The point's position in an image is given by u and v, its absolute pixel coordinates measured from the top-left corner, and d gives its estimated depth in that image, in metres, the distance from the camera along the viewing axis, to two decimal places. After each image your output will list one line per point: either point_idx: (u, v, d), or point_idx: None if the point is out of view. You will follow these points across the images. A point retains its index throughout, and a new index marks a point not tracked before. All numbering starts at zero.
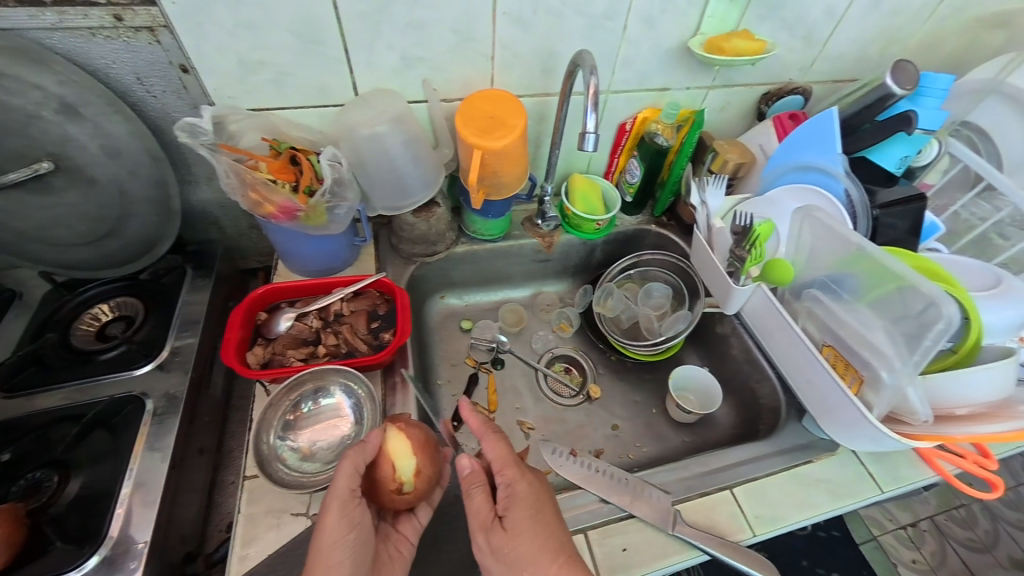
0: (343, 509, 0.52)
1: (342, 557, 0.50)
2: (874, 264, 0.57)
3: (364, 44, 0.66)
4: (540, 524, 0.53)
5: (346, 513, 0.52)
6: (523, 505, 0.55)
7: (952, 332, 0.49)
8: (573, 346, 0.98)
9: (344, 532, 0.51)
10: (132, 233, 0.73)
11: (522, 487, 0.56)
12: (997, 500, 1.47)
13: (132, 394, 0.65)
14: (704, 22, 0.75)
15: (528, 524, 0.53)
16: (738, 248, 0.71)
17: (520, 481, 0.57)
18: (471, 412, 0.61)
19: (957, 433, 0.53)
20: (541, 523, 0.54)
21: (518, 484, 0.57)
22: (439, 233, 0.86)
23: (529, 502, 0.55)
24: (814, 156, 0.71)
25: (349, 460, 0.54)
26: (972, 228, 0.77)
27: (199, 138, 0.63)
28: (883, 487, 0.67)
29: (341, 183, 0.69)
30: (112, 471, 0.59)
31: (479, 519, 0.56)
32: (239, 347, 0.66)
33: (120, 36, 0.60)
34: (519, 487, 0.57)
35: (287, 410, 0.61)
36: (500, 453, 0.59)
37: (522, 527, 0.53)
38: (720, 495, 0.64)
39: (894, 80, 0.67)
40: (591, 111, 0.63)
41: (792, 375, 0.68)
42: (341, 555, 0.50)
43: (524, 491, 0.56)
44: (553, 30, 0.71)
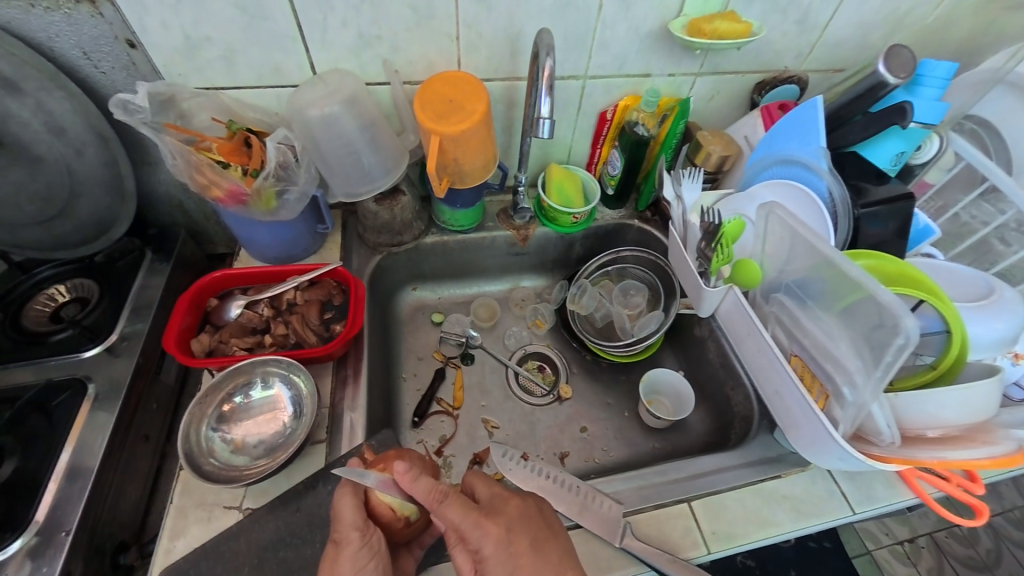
0: (362, 534, 0.50)
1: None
2: (830, 266, 0.53)
3: (316, 21, 0.63)
4: None
5: (366, 540, 0.50)
6: (495, 567, 0.49)
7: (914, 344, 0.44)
8: (546, 344, 0.95)
9: (366, 560, 0.49)
10: (85, 214, 0.71)
11: (489, 550, 0.49)
12: (1001, 517, 1.39)
13: (75, 378, 0.65)
14: (686, 2, 0.70)
15: None
16: (706, 247, 0.67)
17: (487, 542, 0.49)
18: (413, 483, 0.51)
19: (926, 457, 0.48)
20: None
21: (484, 548, 0.49)
22: (405, 223, 0.83)
23: (500, 563, 0.49)
24: (795, 148, 0.66)
25: (347, 494, 0.52)
26: (972, 232, 0.71)
27: (136, 115, 0.61)
28: (855, 508, 0.62)
29: (289, 168, 0.66)
30: (46, 455, 0.59)
31: None
32: (182, 336, 0.63)
33: (60, 7, 0.58)
34: (488, 550, 0.49)
35: (222, 401, 0.59)
36: (457, 517, 0.51)
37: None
38: (677, 507, 0.61)
39: (887, 67, 0.61)
40: (545, 94, 0.60)
41: (761, 384, 0.64)
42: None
43: (493, 553, 0.49)
44: (519, 8, 0.67)
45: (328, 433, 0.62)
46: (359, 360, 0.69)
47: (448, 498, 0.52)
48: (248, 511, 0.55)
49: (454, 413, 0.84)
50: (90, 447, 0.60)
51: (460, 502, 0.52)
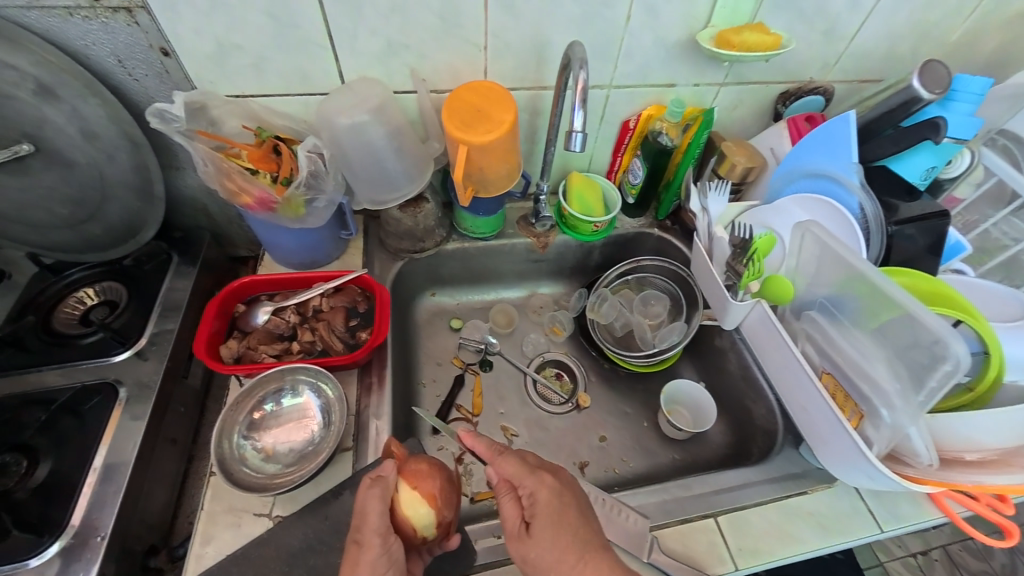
0: (384, 541, 0.50)
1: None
2: (871, 287, 0.52)
3: (346, 30, 0.64)
4: (565, 529, 0.50)
5: (386, 548, 0.50)
6: (545, 511, 0.51)
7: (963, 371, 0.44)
8: (564, 351, 0.95)
9: (383, 569, 0.49)
10: (114, 218, 0.72)
11: (541, 494, 0.52)
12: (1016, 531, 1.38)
13: (105, 382, 0.65)
14: (714, 13, 0.70)
15: (552, 532, 0.50)
16: (734, 262, 0.69)
17: (541, 488, 0.52)
18: (476, 437, 0.56)
19: (964, 480, 0.48)
20: (565, 529, 0.50)
21: (538, 492, 0.52)
22: (427, 230, 0.84)
23: (550, 507, 0.51)
24: (823, 162, 0.66)
25: (375, 497, 0.53)
26: (1002, 248, 0.70)
27: (172, 124, 0.61)
28: (882, 526, 0.62)
29: (319, 176, 0.66)
30: (79, 458, 0.59)
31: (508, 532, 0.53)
32: (212, 341, 0.64)
33: (97, 16, 0.58)
34: (540, 495, 0.52)
35: (252, 409, 0.60)
36: (514, 467, 0.55)
37: (545, 536, 0.50)
38: (703, 523, 0.61)
39: (921, 83, 0.61)
40: (578, 108, 0.59)
41: (788, 400, 0.64)
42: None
43: (545, 497, 0.52)
44: (547, 18, 0.67)
45: (354, 441, 0.62)
46: (383, 367, 0.69)
47: (507, 451, 0.56)
48: (278, 519, 0.56)
49: (473, 420, 0.84)
50: (120, 451, 0.60)
51: (518, 454, 0.56)
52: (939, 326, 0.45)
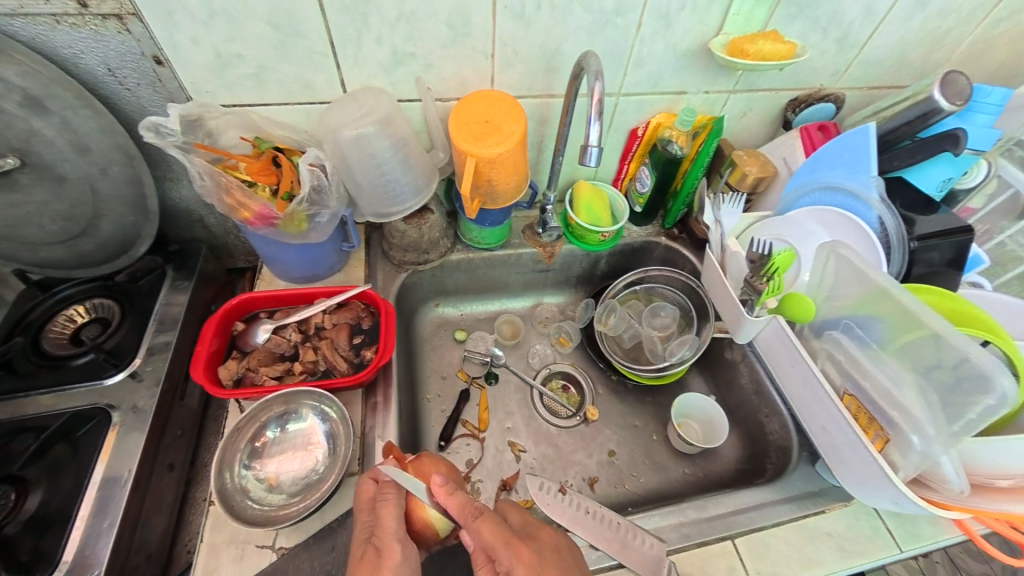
0: (404, 548, 0.47)
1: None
2: (903, 311, 0.51)
3: (350, 38, 0.61)
4: None
5: (406, 555, 0.46)
6: None
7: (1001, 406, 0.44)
8: (571, 363, 0.93)
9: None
10: (106, 233, 0.69)
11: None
12: None
13: (98, 407, 0.62)
14: (728, 21, 0.68)
15: None
16: (755, 279, 0.66)
17: (518, 565, 0.47)
18: (449, 498, 0.49)
19: (992, 508, 0.47)
20: None
21: (516, 571, 0.46)
22: (432, 241, 0.81)
23: None
24: (843, 177, 0.65)
25: (389, 503, 0.50)
26: (1018, 259, 0.69)
27: (168, 138, 0.59)
28: (900, 545, 0.61)
29: (322, 191, 0.64)
30: (73, 488, 0.57)
31: None
32: (210, 361, 0.61)
33: (87, 24, 0.55)
34: (518, 574, 0.46)
35: (253, 436, 0.57)
36: (494, 541, 0.48)
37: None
38: (720, 546, 0.60)
39: (942, 94, 0.60)
40: (594, 120, 0.57)
41: (804, 418, 0.62)
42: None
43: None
44: (558, 25, 0.65)
45: (361, 464, 0.60)
46: (388, 386, 0.67)
47: (483, 515, 0.49)
48: (282, 551, 0.53)
49: (479, 436, 0.82)
50: (115, 480, 0.58)
51: (494, 521, 0.49)
52: (984, 359, 0.43)
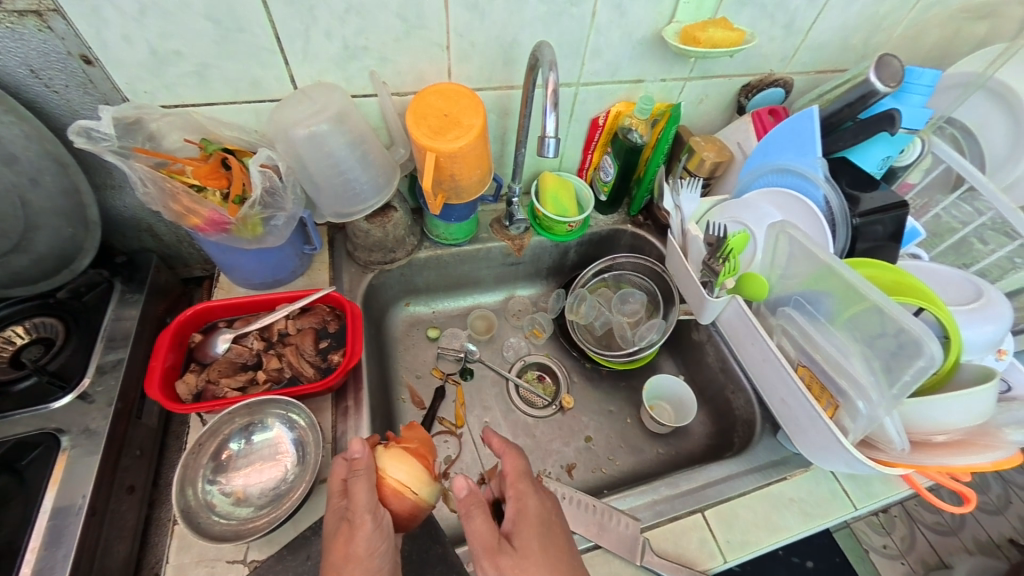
0: (375, 519, 0.49)
1: (382, 565, 0.48)
2: (846, 285, 0.54)
3: (297, 32, 0.59)
4: (552, 543, 0.50)
5: (378, 522, 0.49)
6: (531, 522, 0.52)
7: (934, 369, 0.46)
8: (546, 354, 0.94)
9: (379, 543, 0.48)
10: (42, 247, 0.65)
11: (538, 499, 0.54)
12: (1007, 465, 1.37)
13: (46, 432, 0.59)
14: (679, 9, 0.69)
15: (539, 543, 0.50)
16: (711, 262, 0.68)
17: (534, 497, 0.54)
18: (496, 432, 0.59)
19: (932, 463, 0.52)
20: (551, 547, 0.50)
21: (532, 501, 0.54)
22: (398, 240, 0.80)
23: (540, 520, 0.52)
24: (790, 158, 0.68)
25: (361, 478, 0.50)
26: (952, 231, 0.74)
27: (101, 143, 0.55)
28: (855, 504, 0.65)
29: (276, 192, 0.62)
30: (20, 520, 0.53)
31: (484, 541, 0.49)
32: (166, 376, 0.59)
33: (3, 22, 0.51)
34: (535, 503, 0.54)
35: (216, 450, 0.55)
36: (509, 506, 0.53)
37: (520, 555, 0.49)
38: (692, 519, 0.62)
39: (878, 76, 0.63)
40: (550, 111, 0.57)
41: (766, 393, 0.66)
42: (381, 565, 0.47)
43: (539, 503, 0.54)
44: (511, 16, 0.64)
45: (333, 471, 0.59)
46: (359, 390, 0.66)
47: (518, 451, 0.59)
48: (255, 564, 0.52)
49: (457, 432, 0.82)
50: (69, 506, 0.55)
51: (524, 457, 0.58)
52: (917, 325, 0.46)
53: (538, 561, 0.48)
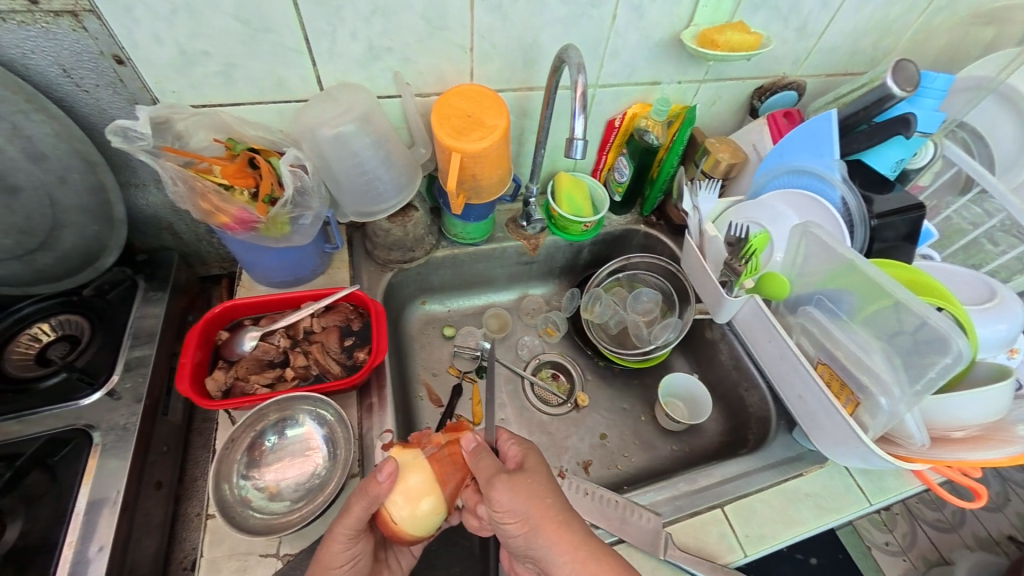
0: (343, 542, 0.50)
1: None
2: (870, 283, 0.55)
3: (324, 32, 0.59)
4: (546, 484, 0.52)
5: (349, 544, 0.50)
6: (532, 468, 0.53)
7: (958, 366, 0.48)
8: (559, 352, 0.95)
9: (344, 558, 0.50)
10: (68, 245, 0.66)
11: (530, 455, 0.55)
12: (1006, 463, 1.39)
13: (77, 428, 0.60)
14: (697, 12, 0.70)
15: (540, 480, 0.52)
16: (734, 262, 0.70)
17: (529, 455, 0.55)
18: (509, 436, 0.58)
19: (950, 457, 0.53)
20: (547, 485, 0.52)
21: (528, 454, 0.55)
22: (417, 239, 0.81)
23: (538, 466, 0.54)
24: (807, 160, 0.69)
25: (359, 501, 0.49)
26: (962, 232, 0.76)
27: (136, 143, 0.56)
28: (870, 499, 0.67)
29: (305, 192, 0.63)
30: (54, 515, 0.54)
31: (491, 467, 0.52)
32: (196, 373, 0.59)
33: (37, 21, 0.52)
34: (528, 457, 0.55)
35: (250, 445, 0.56)
36: (510, 445, 0.57)
37: (525, 478, 0.51)
38: (711, 514, 0.63)
39: (894, 81, 0.64)
40: (579, 112, 0.58)
41: (782, 388, 0.67)
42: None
43: (535, 459, 0.55)
44: (533, 18, 0.65)
45: (361, 466, 0.60)
46: (383, 387, 0.67)
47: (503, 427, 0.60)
48: (288, 558, 0.53)
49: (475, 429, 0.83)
50: (101, 502, 0.56)
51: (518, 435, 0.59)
52: (941, 321, 0.48)
53: (537, 486, 0.51)
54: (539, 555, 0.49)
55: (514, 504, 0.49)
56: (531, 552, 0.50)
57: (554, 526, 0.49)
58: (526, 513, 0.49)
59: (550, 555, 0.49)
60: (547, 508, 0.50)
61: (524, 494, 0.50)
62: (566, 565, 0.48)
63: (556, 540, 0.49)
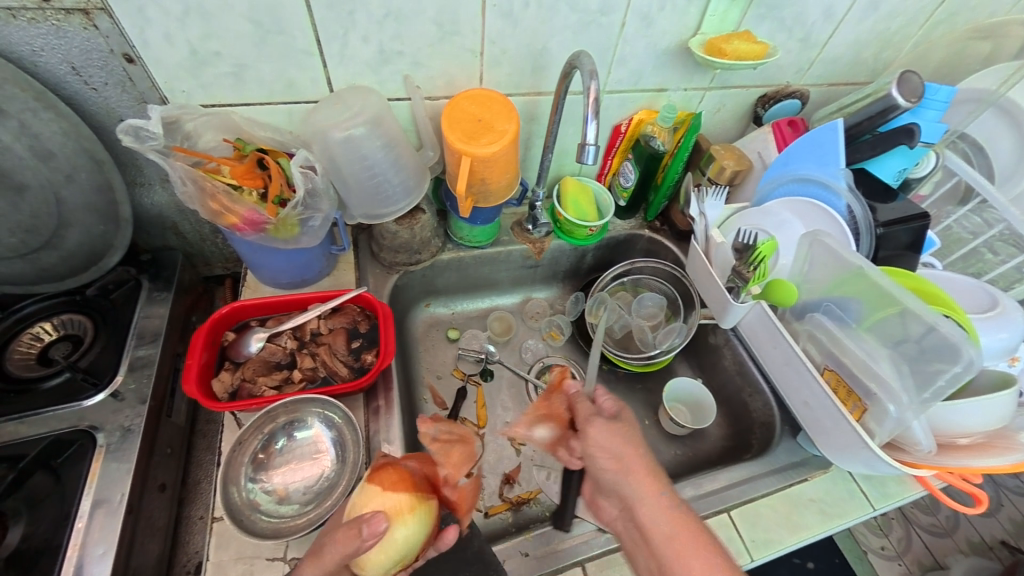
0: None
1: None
2: (878, 290, 0.56)
3: (336, 35, 0.59)
4: (631, 435, 0.58)
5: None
6: (628, 420, 0.59)
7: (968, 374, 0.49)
8: (563, 355, 0.95)
9: None
10: (73, 244, 0.65)
11: (626, 413, 0.60)
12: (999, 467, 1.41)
13: (80, 429, 0.59)
14: (704, 21, 0.71)
15: (618, 429, 0.58)
16: (741, 267, 0.69)
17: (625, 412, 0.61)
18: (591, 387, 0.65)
19: (955, 464, 0.54)
20: (631, 433, 0.58)
21: (623, 411, 0.60)
22: (423, 241, 0.81)
23: (631, 420, 0.60)
24: (813, 168, 0.70)
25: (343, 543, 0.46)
26: (962, 241, 0.77)
27: (147, 142, 0.56)
28: (873, 504, 0.68)
29: (314, 193, 0.63)
30: (58, 518, 0.53)
31: (585, 408, 0.61)
32: (202, 374, 0.59)
33: (48, 19, 0.52)
34: (618, 411, 0.60)
35: (257, 448, 0.56)
36: (606, 400, 0.61)
37: (608, 424, 0.58)
38: (717, 519, 0.64)
39: (900, 92, 0.66)
40: (590, 119, 0.59)
41: (788, 395, 0.67)
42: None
43: (629, 415, 0.60)
44: (545, 25, 0.66)
45: (368, 469, 0.59)
46: (389, 389, 0.67)
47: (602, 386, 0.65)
48: (294, 563, 0.52)
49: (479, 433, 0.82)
50: (105, 505, 0.55)
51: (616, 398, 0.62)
52: (951, 331, 0.49)
53: (624, 433, 0.58)
54: (626, 491, 0.54)
55: (609, 443, 0.57)
56: (619, 486, 0.55)
57: (643, 473, 0.54)
58: (614, 453, 0.56)
59: (635, 492, 0.54)
60: (637, 453, 0.56)
61: (613, 436, 0.57)
62: (648, 505, 0.52)
63: (642, 482, 0.53)
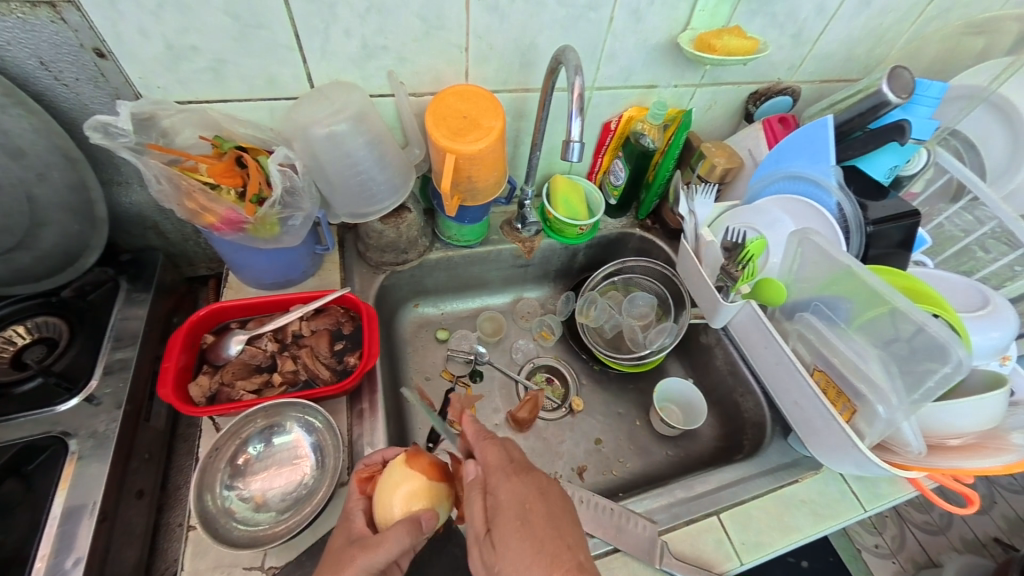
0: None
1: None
2: (866, 290, 0.55)
3: (317, 29, 0.58)
4: (531, 533, 0.45)
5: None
6: (508, 516, 0.46)
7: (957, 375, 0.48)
8: (554, 356, 0.94)
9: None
10: (48, 244, 0.63)
11: (506, 493, 0.48)
12: None
13: (53, 435, 0.57)
14: (695, 17, 0.70)
15: (515, 541, 0.45)
16: (730, 266, 0.70)
17: (506, 489, 0.48)
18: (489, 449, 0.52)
19: (946, 465, 0.53)
20: (531, 527, 0.45)
21: (502, 494, 0.48)
22: (410, 241, 0.79)
23: (514, 510, 0.47)
24: (804, 165, 0.69)
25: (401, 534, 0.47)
26: (954, 239, 0.76)
27: (119, 139, 0.54)
28: (865, 505, 0.67)
29: (294, 192, 0.61)
30: (29, 527, 0.52)
31: (473, 532, 0.48)
32: (179, 378, 0.57)
33: (14, 11, 0.50)
34: (503, 497, 0.48)
35: (235, 453, 0.55)
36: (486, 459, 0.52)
37: (502, 546, 0.45)
38: (707, 522, 0.63)
39: (890, 88, 0.64)
40: (575, 115, 0.58)
41: (779, 395, 0.67)
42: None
43: (508, 498, 0.48)
44: (531, 19, 0.64)
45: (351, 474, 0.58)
46: (374, 392, 0.65)
47: (490, 438, 0.54)
48: (273, 571, 0.51)
49: None
50: (78, 513, 0.53)
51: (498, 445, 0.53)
52: (940, 330, 0.48)
53: (517, 551, 0.44)
54: None
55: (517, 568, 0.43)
56: None
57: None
58: None
59: None
60: (536, 561, 0.43)
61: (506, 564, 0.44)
62: None
63: None
